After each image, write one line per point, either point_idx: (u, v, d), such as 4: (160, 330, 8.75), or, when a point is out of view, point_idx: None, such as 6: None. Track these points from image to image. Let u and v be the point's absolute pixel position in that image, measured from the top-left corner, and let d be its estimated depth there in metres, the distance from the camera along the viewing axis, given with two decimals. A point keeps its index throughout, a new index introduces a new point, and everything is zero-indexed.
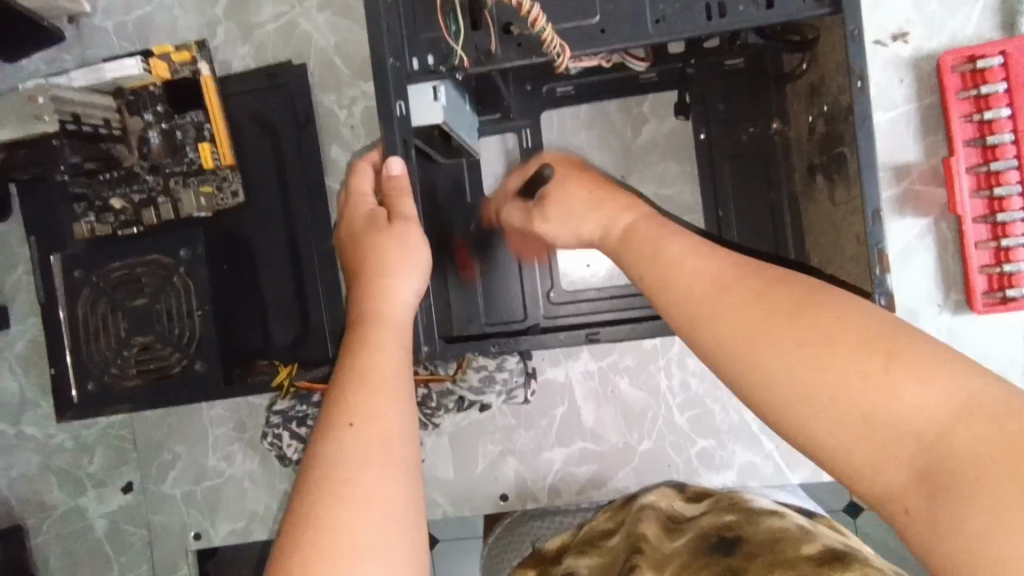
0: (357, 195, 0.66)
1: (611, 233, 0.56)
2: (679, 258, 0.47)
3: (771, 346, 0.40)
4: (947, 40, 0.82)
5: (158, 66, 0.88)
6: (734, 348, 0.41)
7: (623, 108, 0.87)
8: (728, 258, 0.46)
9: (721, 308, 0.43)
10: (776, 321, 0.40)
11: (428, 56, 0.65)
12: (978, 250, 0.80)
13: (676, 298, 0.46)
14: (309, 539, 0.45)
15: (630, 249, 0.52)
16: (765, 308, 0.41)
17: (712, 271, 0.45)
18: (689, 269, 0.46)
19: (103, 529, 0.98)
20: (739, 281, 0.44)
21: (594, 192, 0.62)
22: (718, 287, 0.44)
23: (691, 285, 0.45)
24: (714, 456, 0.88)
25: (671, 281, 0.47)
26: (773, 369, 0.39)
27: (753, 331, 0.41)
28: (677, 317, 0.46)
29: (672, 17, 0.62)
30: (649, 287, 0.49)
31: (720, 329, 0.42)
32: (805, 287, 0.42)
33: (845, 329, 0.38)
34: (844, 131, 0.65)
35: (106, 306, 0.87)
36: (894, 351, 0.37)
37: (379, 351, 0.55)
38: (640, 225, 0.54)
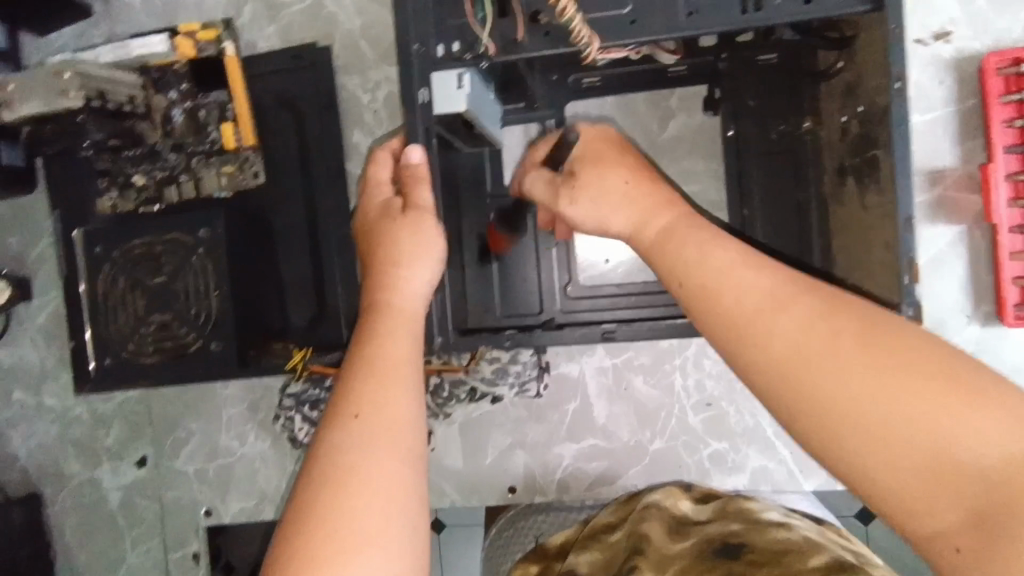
0: (374, 182, 0.65)
1: (644, 235, 0.56)
2: (734, 271, 0.47)
3: (838, 371, 0.41)
4: (992, 40, 0.79)
5: (182, 44, 0.88)
6: (795, 367, 0.42)
7: (650, 100, 0.86)
8: (783, 280, 0.46)
9: (784, 328, 0.43)
10: (846, 346, 0.41)
11: (454, 43, 0.64)
12: (1011, 260, 0.77)
13: (731, 311, 0.46)
14: (311, 526, 0.45)
15: (670, 256, 0.52)
16: (832, 332, 0.42)
17: (769, 290, 0.46)
18: (746, 284, 0.47)
19: (117, 501, 1.00)
20: (803, 302, 0.44)
21: (632, 183, 0.59)
22: (780, 305, 0.45)
23: (750, 301, 0.46)
24: (727, 459, 0.87)
25: (727, 294, 0.47)
26: (837, 393, 0.40)
27: (821, 355, 0.41)
28: (732, 329, 0.46)
29: (706, 10, 0.60)
30: (697, 297, 0.49)
31: (783, 349, 0.43)
32: (875, 316, 0.43)
33: (919, 364, 0.39)
34: (879, 134, 0.63)
35: (126, 283, 0.88)
36: (968, 389, 0.38)
37: (389, 340, 0.55)
38: (685, 231, 0.53)
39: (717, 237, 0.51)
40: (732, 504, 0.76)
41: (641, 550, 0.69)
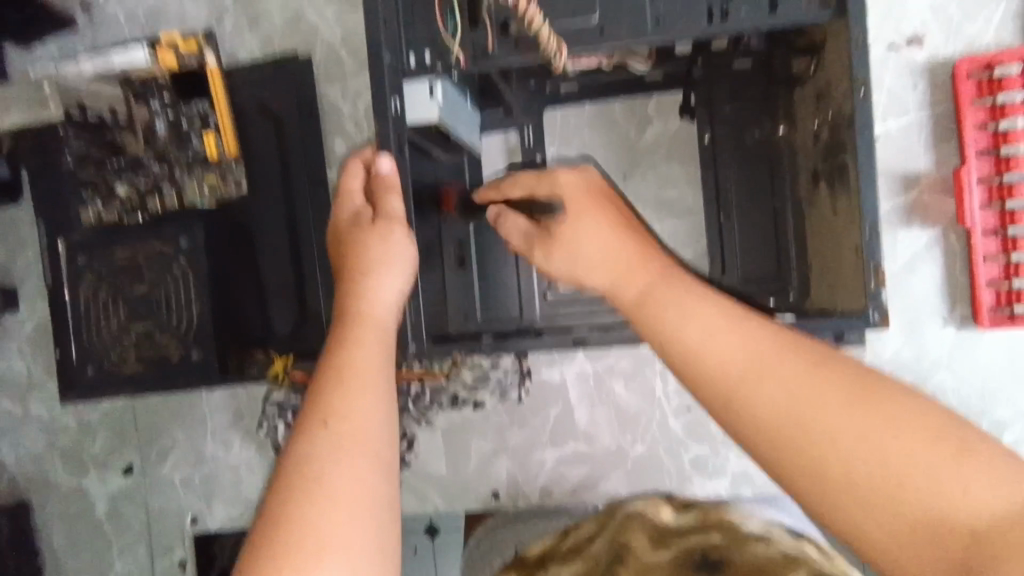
0: (344, 193, 0.65)
1: (624, 295, 0.52)
2: (710, 329, 0.45)
3: (827, 435, 0.39)
4: (964, 45, 0.80)
5: (165, 56, 0.84)
6: (784, 432, 0.40)
7: (627, 108, 0.86)
8: (757, 333, 0.44)
9: (772, 387, 0.41)
10: (833, 408, 0.40)
11: (425, 52, 0.64)
12: (986, 263, 0.78)
13: (712, 374, 0.44)
14: (278, 535, 0.45)
15: (650, 315, 0.49)
16: (817, 391, 0.40)
17: (749, 349, 0.43)
18: (725, 346, 0.44)
19: (103, 509, 1.00)
20: (785, 361, 0.42)
21: (610, 234, 0.56)
22: (763, 366, 0.42)
23: (731, 364, 0.43)
24: (707, 463, 0.87)
25: (709, 360, 0.44)
26: (825, 456, 0.39)
27: (810, 417, 0.40)
28: (717, 394, 0.43)
29: (672, 19, 0.61)
30: (678, 360, 0.46)
31: (769, 412, 0.41)
32: (856, 371, 0.42)
33: (901, 421, 0.38)
34: (846, 139, 0.63)
35: (110, 293, 0.88)
36: (952, 446, 0.37)
37: (358, 347, 0.55)
38: (664, 286, 0.50)
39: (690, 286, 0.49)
40: (715, 514, 0.76)
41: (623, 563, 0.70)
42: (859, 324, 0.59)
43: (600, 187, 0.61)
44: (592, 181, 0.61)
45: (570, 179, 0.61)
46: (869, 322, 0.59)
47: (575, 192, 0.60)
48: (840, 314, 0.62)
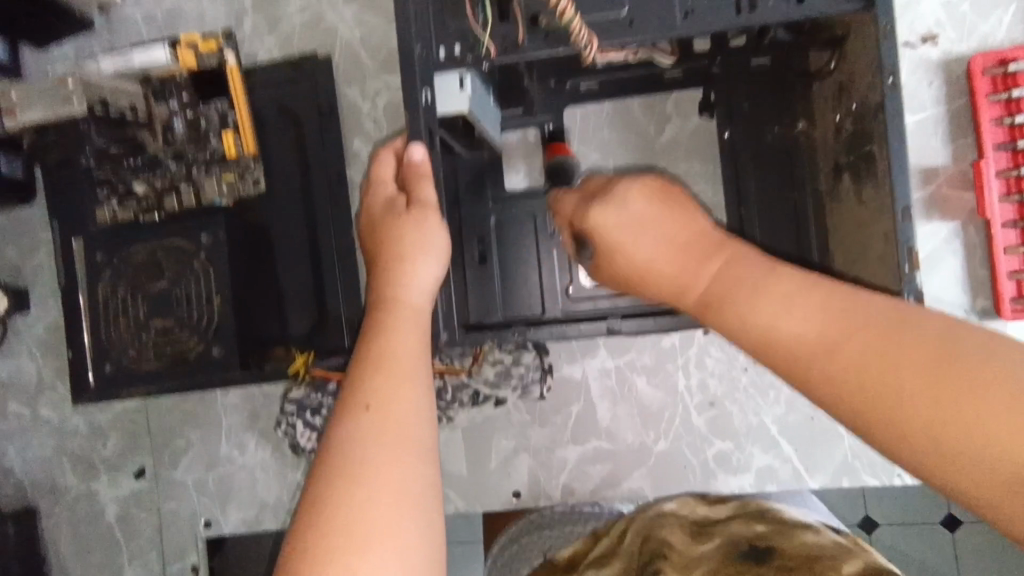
0: (376, 181, 0.66)
1: (692, 291, 0.55)
2: (777, 303, 0.47)
3: (900, 394, 0.40)
4: (977, 42, 0.81)
5: (184, 56, 0.87)
6: (862, 394, 0.42)
7: (647, 105, 0.87)
8: (822, 306, 0.46)
9: (842, 351, 0.43)
10: (904, 370, 0.40)
11: (455, 45, 0.64)
12: (1006, 255, 0.79)
13: (787, 348, 0.46)
14: (326, 519, 0.46)
15: (719, 302, 0.51)
16: (888, 357, 0.41)
17: (815, 319, 0.45)
18: (792, 319, 0.46)
19: (115, 514, 0.99)
20: (851, 328, 0.44)
21: (668, 245, 0.58)
22: (830, 337, 0.44)
23: (800, 336, 0.45)
24: (732, 459, 0.87)
25: (780, 336, 0.46)
26: (900, 420, 0.40)
27: (881, 381, 0.41)
28: (791, 366, 0.46)
29: (702, 10, 0.61)
30: (753, 339, 0.48)
31: (840, 378, 0.43)
32: (929, 333, 0.41)
33: (961, 366, 0.39)
34: (874, 129, 0.64)
35: (127, 291, 0.87)
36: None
37: (393, 333, 0.56)
38: (732, 270, 0.52)
39: (761, 265, 0.51)
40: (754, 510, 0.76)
41: (662, 556, 0.70)
42: None
43: (636, 215, 0.61)
44: (639, 214, 0.61)
45: (618, 225, 0.61)
46: (906, 305, 0.59)
47: (624, 239, 0.60)
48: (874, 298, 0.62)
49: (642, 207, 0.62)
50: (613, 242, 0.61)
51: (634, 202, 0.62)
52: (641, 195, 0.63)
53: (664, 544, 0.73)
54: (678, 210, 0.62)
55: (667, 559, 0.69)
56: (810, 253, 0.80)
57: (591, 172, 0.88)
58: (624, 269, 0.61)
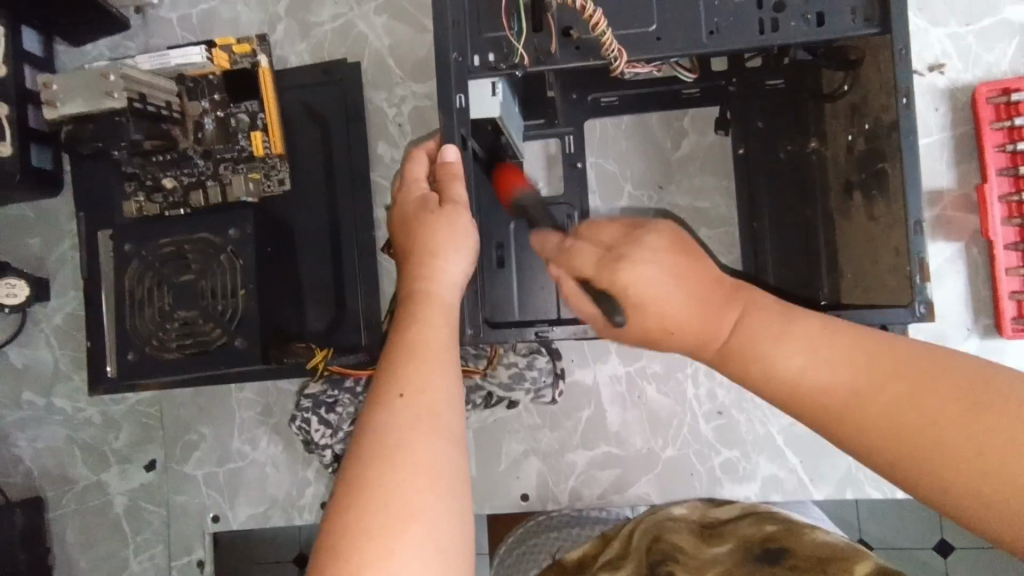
0: (409, 180, 0.68)
1: (714, 341, 0.54)
2: (802, 360, 0.48)
3: (944, 445, 0.42)
4: (982, 72, 0.85)
5: (220, 56, 0.91)
6: (905, 448, 0.44)
7: (663, 121, 0.91)
8: (847, 358, 0.47)
9: (876, 405, 0.45)
10: (949, 428, 0.42)
11: (489, 53, 0.67)
12: (1007, 276, 0.82)
13: (821, 402, 0.47)
14: (364, 499, 0.48)
15: (743, 354, 0.51)
16: (923, 411, 0.44)
17: (850, 373, 0.47)
18: (824, 376, 0.47)
19: (123, 506, 0.99)
20: (883, 379, 0.46)
21: (692, 299, 0.55)
22: (866, 392, 0.46)
23: (834, 390, 0.47)
24: (738, 467, 0.89)
25: (811, 391, 0.47)
26: (915, 456, 0.43)
27: (913, 428, 0.44)
28: (826, 421, 0.47)
29: (726, 29, 0.65)
30: (779, 394, 0.49)
31: (881, 435, 0.45)
32: (964, 380, 0.44)
33: (948, 398, 0.43)
34: (886, 148, 0.67)
35: (153, 280, 0.88)
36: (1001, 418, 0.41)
37: (427, 325, 0.58)
38: (752, 318, 0.52)
39: (781, 312, 0.52)
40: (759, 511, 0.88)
41: (674, 561, 0.83)
42: (907, 317, 0.62)
43: (661, 263, 0.57)
44: (662, 262, 0.57)
45: (636, 273, 0.57)
46: (917, 314, 0.62)
47: (646, 287, 0.56)
48: (885, 307, 0.64)
49: (663, 256, 0.58)
50: (638, 296, 0.56)
51: (657, 251, 0.58)
52: (662, 242, 0.59)
53: (675, 547, 0.84)
54: (694, 254, 0.59)
55: (679, 562, 0.83)
56: (819, 267, 0.81)
57: (608, 184, 0.91)
58: (645, 320, 0.57)
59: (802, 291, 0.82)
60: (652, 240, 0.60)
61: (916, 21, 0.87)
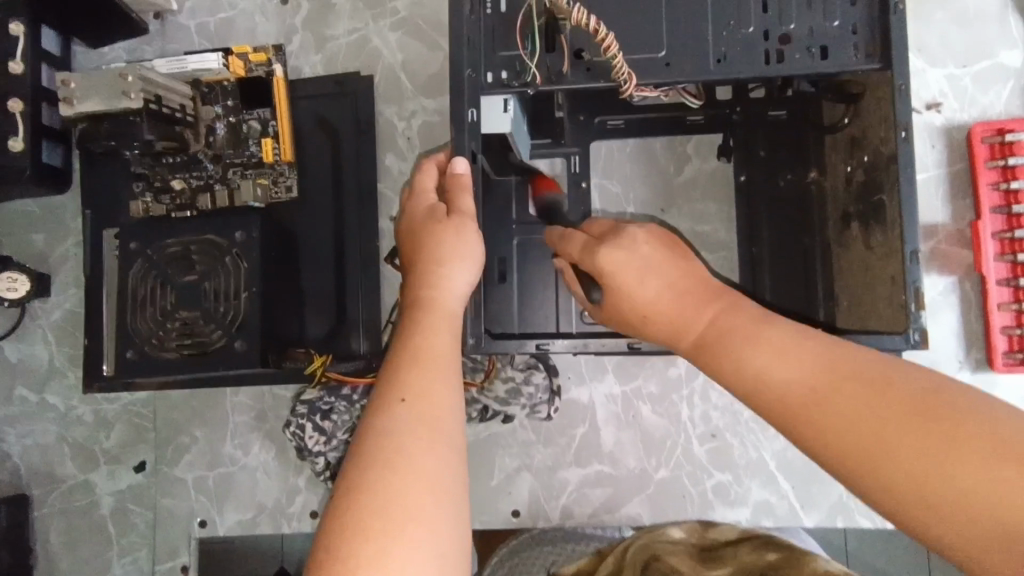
0: (419, 190, 0.69)
1: (689, 336, 0.57)
2: (770, 356, 0.51)
3: (890, 443, 0.45)
4: (977, 113, 0.88)
5: (235, 64, 0.93)
6: (853, 444, 0.46)
7: (668, 145, 0.93)
8: (812, 357, 0.50)
9: (833, 402, 0.48)
10: (897, 428, 0.45)
11: (502, 71, 0.69)
12: (999, 311, 0.84)
13: (783, 397, 0.50)
14: (364, 502, 0.48)
15: (717, 348, 0.54)
16: (876, 410, 0.46)
17: (813, 373, 0.49)
18: (789, 373, 0.50)
19: (109, 507, 0.98)
20: (843, 379, 0.48)
21: (676, 292, 0.59)
22: (826, 388, 0.48)
23: (797, 387, 0.49)
24: (730, 491, 0.89)
25: (774, 386, 0.50)
26: (863, 452, 0.45)
27: (862, 424, 0.46)
28: (785, 414, 0.50)
29: (733, 58, 0.67)
30: (745, 387, 0.52)
31: (832, 430, 0.47)
32: (919, 387, 0.46)
33: (900, 399, 0.46)
34: (884, 180, 0.68)
35: (157, 280, 0.88)
36: (945, 421, 0.44)
37: (431, 331, 0.59)
38: (728, 317, 0.55)
39: (757, 313, 0.55)
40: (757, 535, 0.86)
41: None
42: (901, 344, 0.63)
43: (650, 261, 0.61)
44: (645, 257, 0.61)
45: (622, 260, 0.61)
46: (911, 342, 0.63)
47: (629, 275, 0.60)
48: (880, 334, 0.65)
49: (650, 251, 0.61)
50: (622, 285, 0.60)
51: (643, 244, 0.62)
52: (652, 241, 0.62)
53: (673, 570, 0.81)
54: (682, 258, 0.62)
55: None
56: (816, 294, 0.83)
57: (612, 205, 0.92)
58: (626, 308, 0.61)
59: (798, 318, 0.83)
60: (636, 235, 0.63)
61: (915, 61, 0.90)
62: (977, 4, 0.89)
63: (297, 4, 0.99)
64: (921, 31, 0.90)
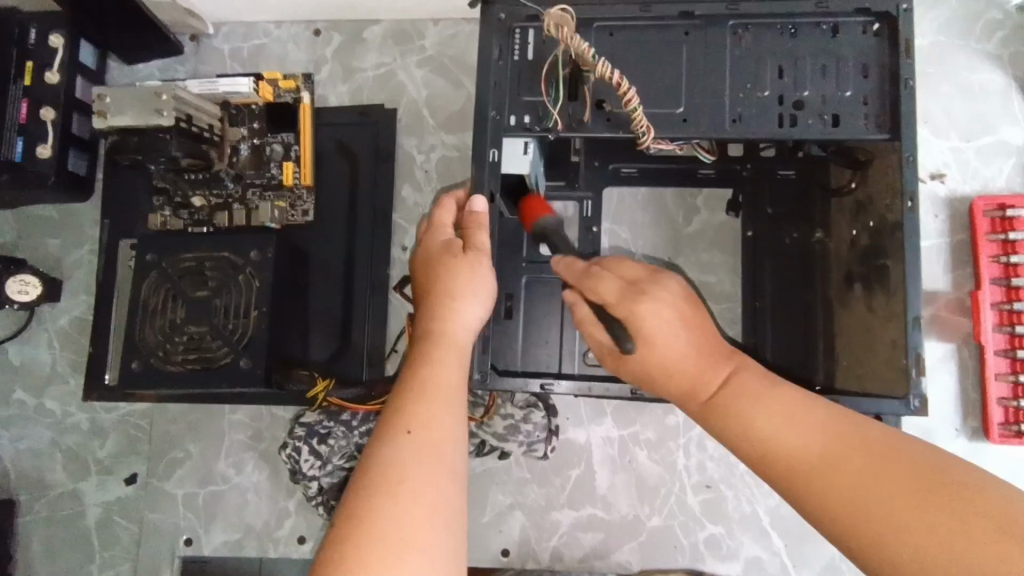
0: (436, 224, 0.71)
1: (699, 393, 0.58)
2: (777, 422, 0.52)
3: (886, 511, 0.45)
4: (979, 186, 0.91)
5: (265, 89, 0.97)
6: (857, 515, 0.46)
7: (678, 196, 0.95)
8: (818, 424, 0.52)
9: (838, 470, 0.48)
10: (902, 501, 0.45)
11: (525, 115, 0.71)
12: (996, 381, 0.85)
13: (789, 462, 0.51)
14: (361, 529, 0.48)
15: (723, 406, 0.55)
16: (881, 483, 0.47)
17: (820, 441, 0.50)
18: (795, 437, 0.51)
19: (95, 518, 0.97)
20: (849, 449, 0.49)
21: (696, 348, 0.59)
22: (832, 455, 0.49)
23: (804, 454, 0.50)
24: (721, 545, 0.88)
25: (781, 452, 0.51)
26: (863, 520, 0.46)
27: (863, 492, 0.47)
28: (789, 478, 0.50)
29: (748, 118, 0.69)
30: (752, 450, 0.53)
31: (835, 496, 0.48)
32: (922, 460, 0.47)
33: (901, 470, 0.47)
34: (889, 246, 0.70)
35: (168, 293, 0.89)
36: (944, 496, 0.45)
37: (441, 364, 0.60)
38: (737, 377, 0.57)
39: (767, 376, 0.57)
40: None
41: None
42: (900, 409, 0.64)
43: (679, 313, 0.60)
44: (677, 311, 0.60)
45: (656, 313, 0.59)
46: (910, 408, 0.64)
47: (660, 328, 0.59)
48: (880, 397, 0.66)
49: (673, 303, 0.60)
50: (651, 338, 0.59)
51: (671, 296, 0.60)
52: (682, 293, 0.61)
53: None
54: (702, 314, 0.61)
55: None
56: (816, 351, 0.84)
57: (620, 250, 0.94)
58: (651, 361, 0.59)
59: (798, 374, 0.83)
60: (672, 290, 0.61)
61: (921, 132, 0.93)
62: (982, 83, 0.93)
63: (329, 36, 1.02)
64: (928, 103, 0.93)
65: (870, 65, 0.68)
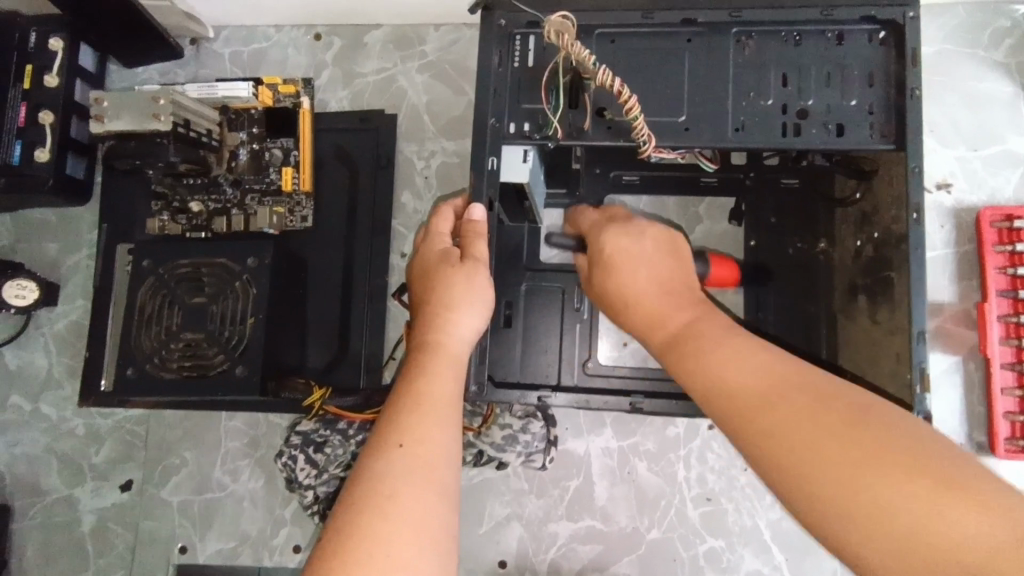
0: (434, 234, 0.70)
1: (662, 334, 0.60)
2: (725, 362, 0.52)
3: (820, 450, 0.43)
4: (986, 196, 0.90)
5: (264, 94, 0.97)
6: (790, 452, 0.45)
7: (681, 204, 0.94)
8: (766, 361, 0.51)
9: (778, 407, 0.47)
10: (833, 436, 0.43)
11: (525, 123, 0.70)
12: (1003, 396, 0.83)
13: (734, 398, 0.49)
14: (351, 550, 0.47)
15: (684, 348, 0.56)
16: (816, 419, 0.45)
17: (766, 376, 0.49)
18: (741, 374, 0.50)
19: (90, 525, 0.96)
20: (790, 387, 0.48)
21: (658, 282, 0.64)
22: (773, 392, 0.48)
23: (747, 391, 0.49)
24: (722, 558, 0.87)
25: (724, 387, 0.50)
26: (798, 459, 0.44)
27: (797, 428, 0.45)
28: (731, 416, 0.49)
29: (751, 127, 0.68)
30: (700, 388, 0.52)
31: (771, 434, 0.46)
32: (862, 403, 0.45)
33: (839, 411, 0.45)
34: (894, 257, 0.69)
35: (165, 299, 0.89)
36: (880, 436, 0.43)
37: (433, 375, 0.59)
38: (699, 323, 0.59)
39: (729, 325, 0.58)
40: None
41: None
42: None
43: (645, 248, 0.67)
44: (640, 244, 0.67)
45: (615, 241, 0.68)
46: None
47: (620, 251, 0.67)
48: None
49: (649, 247, 0.67)
50: (609, 262, 0.67)
51: (645, 237, 0.68)
52: (653, 237, 0.68)
53: None
54: (680, 267, 0.67)
55: None
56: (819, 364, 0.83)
57: None
58: (608, 283, 0.66)
59: None
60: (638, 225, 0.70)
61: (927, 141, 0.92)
62: (989, 91, 0.92)
63: (330, 41, 1.02)
64: (934, 112, 0.92)
65: (876, 74, 0.67)
